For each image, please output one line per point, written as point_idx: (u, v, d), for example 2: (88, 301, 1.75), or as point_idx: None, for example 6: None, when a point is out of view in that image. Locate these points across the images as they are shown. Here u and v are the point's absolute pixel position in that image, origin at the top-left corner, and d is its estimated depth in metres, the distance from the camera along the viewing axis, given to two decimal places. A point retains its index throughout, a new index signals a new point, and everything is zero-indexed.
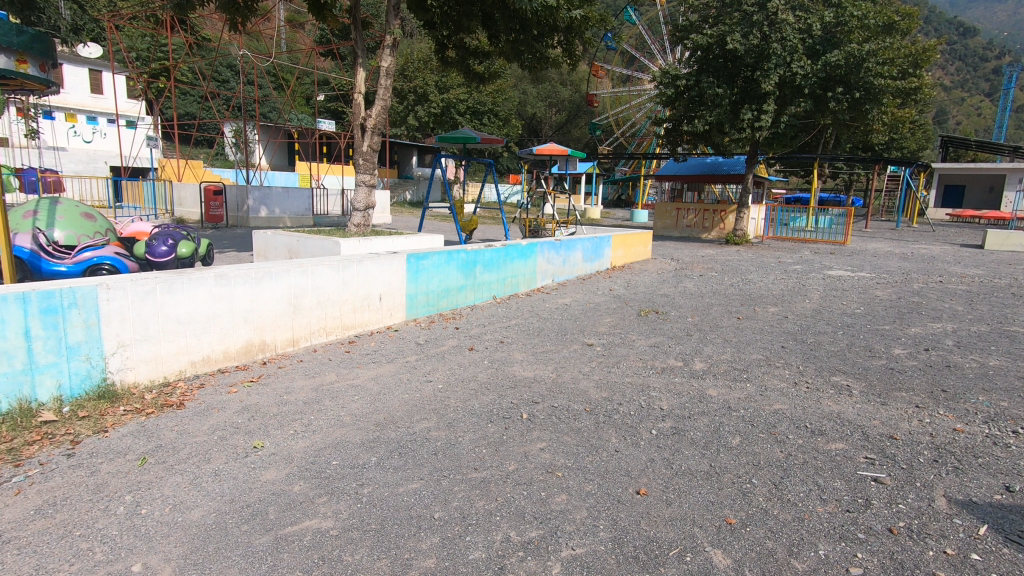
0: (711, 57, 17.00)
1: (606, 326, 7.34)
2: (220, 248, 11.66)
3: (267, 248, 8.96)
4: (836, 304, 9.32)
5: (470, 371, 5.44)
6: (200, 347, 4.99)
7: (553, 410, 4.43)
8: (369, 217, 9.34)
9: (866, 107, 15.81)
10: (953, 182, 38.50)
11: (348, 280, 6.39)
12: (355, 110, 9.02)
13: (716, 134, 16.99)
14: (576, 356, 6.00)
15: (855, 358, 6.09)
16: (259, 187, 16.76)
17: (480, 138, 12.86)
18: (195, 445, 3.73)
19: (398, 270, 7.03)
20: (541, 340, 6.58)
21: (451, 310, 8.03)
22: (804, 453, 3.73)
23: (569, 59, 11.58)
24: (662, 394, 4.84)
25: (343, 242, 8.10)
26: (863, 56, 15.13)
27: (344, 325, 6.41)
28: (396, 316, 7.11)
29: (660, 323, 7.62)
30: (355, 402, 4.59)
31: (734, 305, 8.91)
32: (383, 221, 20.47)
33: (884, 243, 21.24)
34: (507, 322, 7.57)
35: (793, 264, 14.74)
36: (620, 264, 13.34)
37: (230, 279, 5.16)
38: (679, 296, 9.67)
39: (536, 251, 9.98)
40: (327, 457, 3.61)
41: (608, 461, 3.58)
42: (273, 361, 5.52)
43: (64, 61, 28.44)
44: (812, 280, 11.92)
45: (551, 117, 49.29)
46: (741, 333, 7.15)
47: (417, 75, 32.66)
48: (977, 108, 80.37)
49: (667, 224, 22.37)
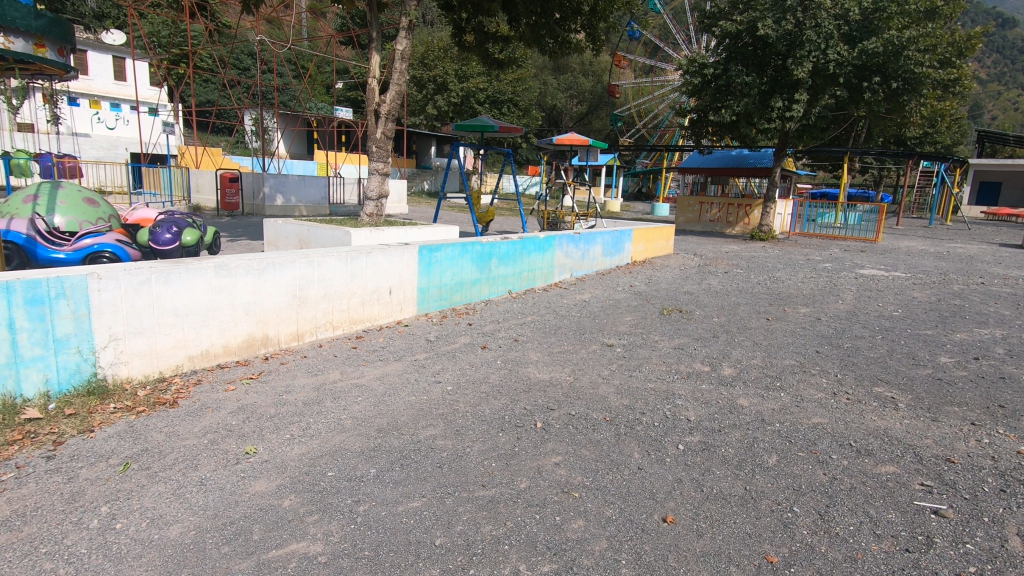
0: (741, 45, 16.38)
1: (627, 326, 6.95)
2: (232, 237, 11.50)
3: (277, 237, 8.73)
4: (871, 305, 8.80)
5: (483, 371, 5.12)
6: (199, 341, 4.74)
7: (570, 419, 4.07)
8: (382, 207, 9.03)
9: (904, 98, 15.12)
10: (989, 178, 37.08)
11: (356, 273, 6.09)
12: (368, 94, 8.70)
13: (744, 126, 16.39)
14: (594, 358, 5.64)
15: (897, 367, 5.63)
16: (275, 175, 16.57)
17: (499, 126, 12.43)
18: (183, 450, 3.47)
19: (409, 262, 6.71)
20: (557, 339, 6.23)
21: (464, 304, 7.71)
22: (851, 477, 3.34)
23: (593, 45, 11.10)
24: (689, 403, 4.47)
25: (354, 232, 7.79)
26: (903, 44, 14.42)
27: (352, 319, 6.12)
28: (407, 311, 6.83)
29: (684, 323, 7.19)
30: (358, 404, 4.31)
31: (762, 305, 8.46)
32: (399, 211, 20.25)
33: (917, 241, 20.42)
34: (523, 319, 7.21)
35: (823, 261, 14.15)
36: (641, 259, 12.90)
37: (231, 270, 4.88)
38: (704, 294, 9.23)
39: (555, 244, 9.60)
40: (323, 468, 3.32)
41: (632, 481, 3.23)
42: (275, 357, 5.25)
43: (89, 48, 28.74)
44: (844, 279, 11.34)
45: (572, 108, 48.51)
46: (771, 336, 6.73)
47: (436, 64, 32.47)
48: (1014, 102, 77.35)
49: (689, 218, 21.83)
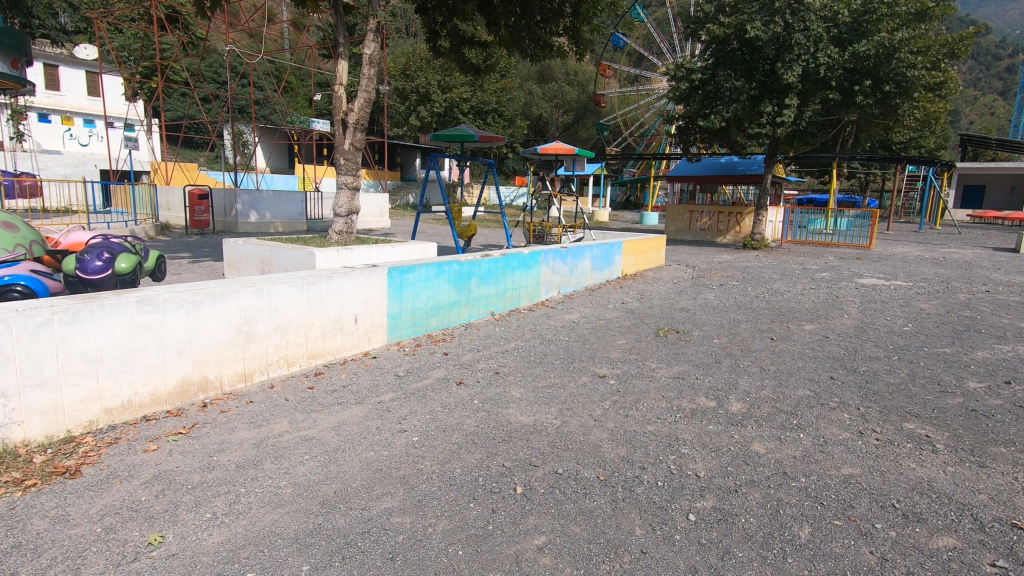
0: (729, 50, 15.97)
1: (620, 352, 6.29)
2: (196, 257, 10.80)
3: (237, 259, 8.03)
4: (878, 320, 8.22)
5: (457, 416, 4.43)
6: (119, 391, 4.02)
7: (557, 480, 3.40)
8: (352, 224, 8.33)
9: (897, 101, 14.76)
10: (973, 182, 37.15)
11: (314, 301, 5.39)
12: (335, 102, 8.06)
13: (733, 132, 15.94)
14: (585, 394, 4.96)
15: (923, 396, 5.00)
16: (248, 191, 15.84)
17: (480, 135, 11.82)
18: (66, 543, 2.75)
19: (377, 286, 6.03)
20: (543, 371, 5.55)
21: (441, 330, 7.02)
22: (905, 558, 2.69)
23: (576, 48, 10.54)
24: (697, 452, 3.82)
25: (318, 253, 7.10)
26: (895, 45, 14.13)
27: (310, 353, 5.42)
28: (375, 340, 6.14)
29: (682, 346, 6.55)
30: (303, 466, 3.60)
31: (764, 322, 7.86)
32: (380, 225, 19.64)
33: (911, 246, 20.05)
34: (506, 345, 6.53)
35: (820, 270, 13.66)
36: (632, 272, 12.30)
37: (158, 305, 4.18)
38: (701, 311, 8.61)
39: (540, 260, 8.96)
40: (240, 567, 2.60)
41: (633, 574, 2.56)
42: (215, 404, 4.52)
43: (61, 64, 28.20)
44: (845, 290, 10.80)
45: (557, 118, 48.18)
46: (779, 360, 6.11)
47: (418, 74, 31.98)
48: (991, 107, 78.53)
49: (679, 226, 21.31)
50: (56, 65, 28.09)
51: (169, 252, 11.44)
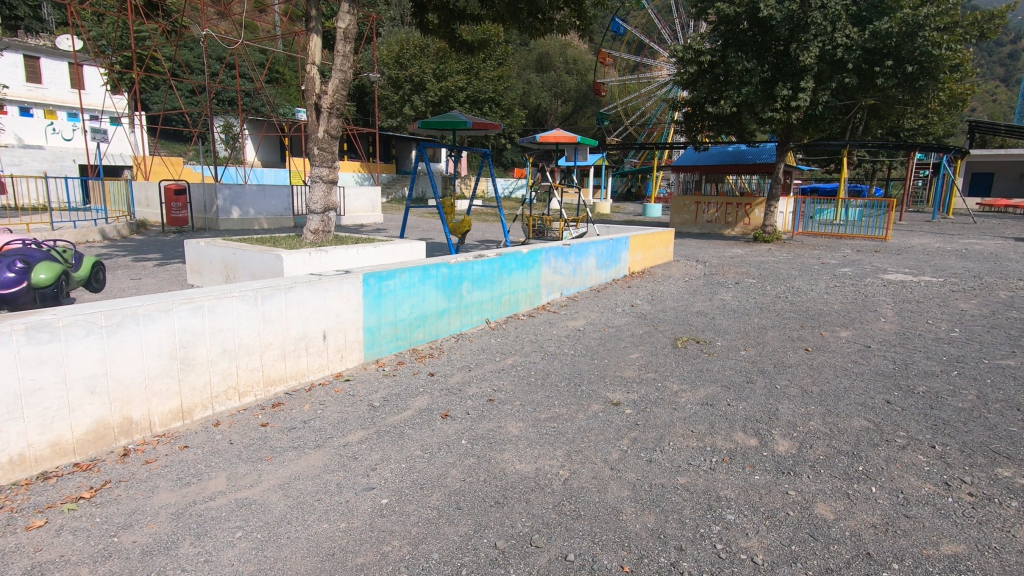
0: (738, 30, 15.03)
1: (635, 369, 5.41)
2: (163, 259, 9.87)
3: (199, 262, 7.16)
4: (920, 325, 7.31)
5: (440, 465, 3.55)
6: (4, 444, 3.15)
7: (567, 573, 2.53)
8: (328, 222, 7.44)
9: (921, 84, 13.71)
10: (981, 169, 36.14)
11: (271, 317, 4.50)
12: (307, 85, 7.14)
13: (745, 117, 15.01)
14: (598, 429, 4.11)
15: (1006, 428, 4.14)
16: (229, 186, 14.89)
17: (472, 122, 10.75)
18: None
19: (350, 296, 5.15)
20: (546, 398, 4.66)
21: (428, 343, 6.13)
22: None
23: (580, 23, 9.53)
24: (746, 520, 2.95)
25: (287, 256, 6.23)
26: (918, 23, 13.09)
27: (267, 380, 4.54)
28: (348, 360, 5.25)
29: (706, 361, 5.65)
30: (233, 549, 2.72)
31: (793, 328, 7.01)
32: (373, 220, 18.79)
33: (928, 237, 19.17)
34: (502, 362, 5.64)
35: (839, 265, 12.75)
36: (640, 270, 11.43)
37: (59, 332, 3.30)
38: (720, 315, 7.73)
39: (541, 259, 8.06)
40: None
41: None
42: (141, 451, 3.65)
43: (43, 55, 27.29)
44: (873, 289, 9.90)
45: (556, 108, 47.17)
46: (820, 377, 5.27)
47: (412, 63, 31.06)
48: (992, 93, 77.25)
49: (685, 219, 20.40)
50: (38, 56, 27.17)
51: (137, 253, 10.52)
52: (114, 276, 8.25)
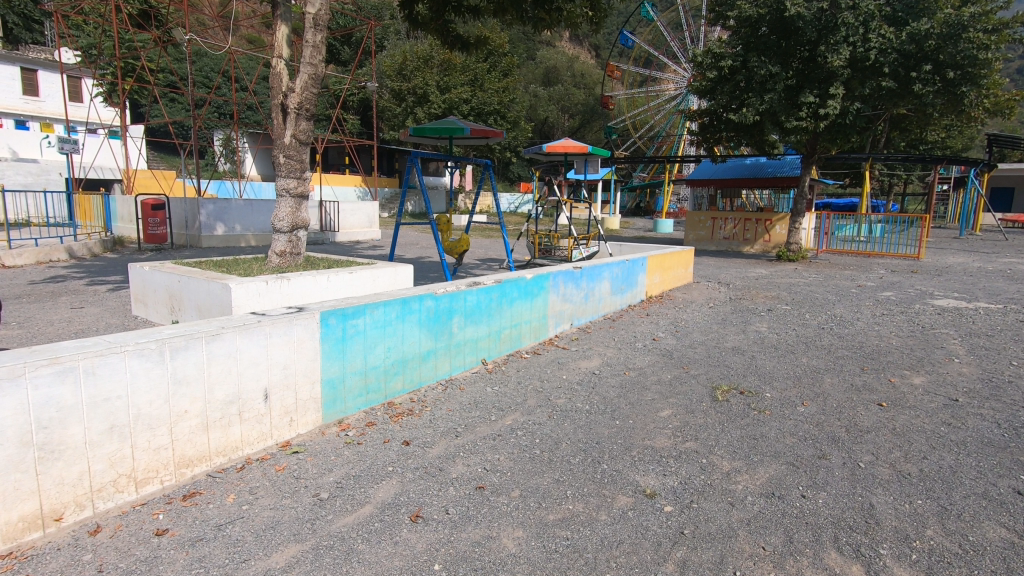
0: (760, 34, 13.92)
1: (669, 435, 4.21)
2: (122, 282, 8.76)
3: (143, 290, 6.07)
4: (1005, 368, 6.05)
5: None
6: None
7: None
8: (298, 243, 6.36)
9: (963, 90, 12.54)
10: (1001, 183, 34.94)
11: (185, 377, 3.34)
12: (272, 83, 6.05)
13: (768, 127, 13.85)
14: (630, 540, 2.91)
15: None
16: (214, 200, 13.87)
17: (470, 128, 9.62)
18: None
19: (301, 342, 3.99)
20: (555, 484, 3.47)
21: (405, 394, 4.94)
22: None
23: (594, 16, 8.46)
24: None
25: (237, 287, 5.15)
26: (961, 23, 12.06)
27: (182, 461, 3.38)
28: (297, 425, 4.07)
29: (756, 424, 4.43)
30: None
31: (853, 373, 5.79)
32: (369, 236, 17.76)
33: (962, 255, 17.85)
34: (497, 422, 4.45)
35: (878, 288, 11.50)
36: (657, 294, 10.23)
37: None
38: (763, 354, 6.50)
39: (547, 285, 6.87)
40: None
41: None
42: None
43: (39, 67, 26.72)
44: (927, 319, 8.63)
45: (564, 122, 46.37)
46: (914, 450, 4.02)
47: (416, 75, 30.38)
48: None
49: (700, 235, 19.23)
50: (35, 68, 26.61)
51: (98, 276, 9.43)
52: (55, 303, 7.13)
